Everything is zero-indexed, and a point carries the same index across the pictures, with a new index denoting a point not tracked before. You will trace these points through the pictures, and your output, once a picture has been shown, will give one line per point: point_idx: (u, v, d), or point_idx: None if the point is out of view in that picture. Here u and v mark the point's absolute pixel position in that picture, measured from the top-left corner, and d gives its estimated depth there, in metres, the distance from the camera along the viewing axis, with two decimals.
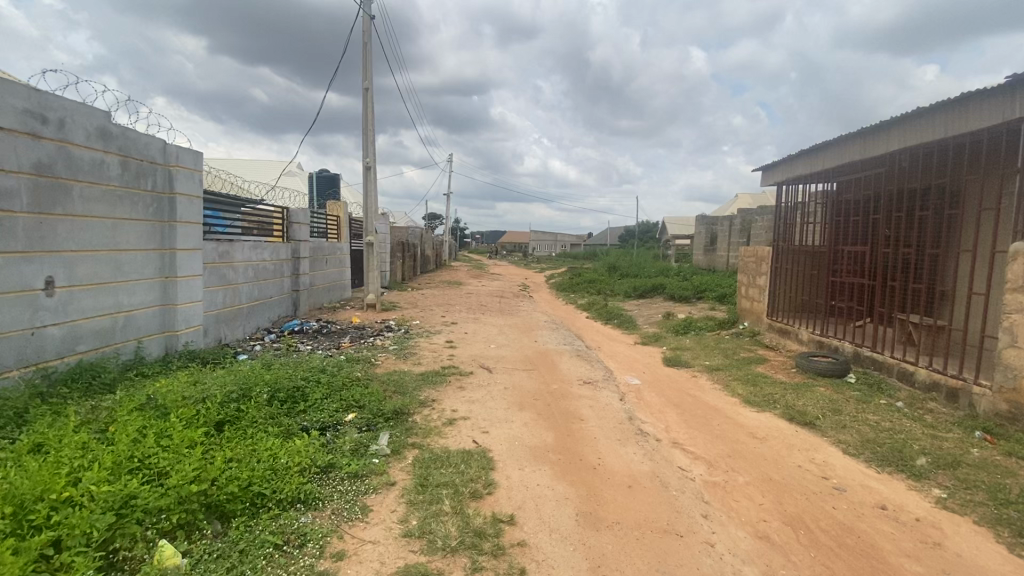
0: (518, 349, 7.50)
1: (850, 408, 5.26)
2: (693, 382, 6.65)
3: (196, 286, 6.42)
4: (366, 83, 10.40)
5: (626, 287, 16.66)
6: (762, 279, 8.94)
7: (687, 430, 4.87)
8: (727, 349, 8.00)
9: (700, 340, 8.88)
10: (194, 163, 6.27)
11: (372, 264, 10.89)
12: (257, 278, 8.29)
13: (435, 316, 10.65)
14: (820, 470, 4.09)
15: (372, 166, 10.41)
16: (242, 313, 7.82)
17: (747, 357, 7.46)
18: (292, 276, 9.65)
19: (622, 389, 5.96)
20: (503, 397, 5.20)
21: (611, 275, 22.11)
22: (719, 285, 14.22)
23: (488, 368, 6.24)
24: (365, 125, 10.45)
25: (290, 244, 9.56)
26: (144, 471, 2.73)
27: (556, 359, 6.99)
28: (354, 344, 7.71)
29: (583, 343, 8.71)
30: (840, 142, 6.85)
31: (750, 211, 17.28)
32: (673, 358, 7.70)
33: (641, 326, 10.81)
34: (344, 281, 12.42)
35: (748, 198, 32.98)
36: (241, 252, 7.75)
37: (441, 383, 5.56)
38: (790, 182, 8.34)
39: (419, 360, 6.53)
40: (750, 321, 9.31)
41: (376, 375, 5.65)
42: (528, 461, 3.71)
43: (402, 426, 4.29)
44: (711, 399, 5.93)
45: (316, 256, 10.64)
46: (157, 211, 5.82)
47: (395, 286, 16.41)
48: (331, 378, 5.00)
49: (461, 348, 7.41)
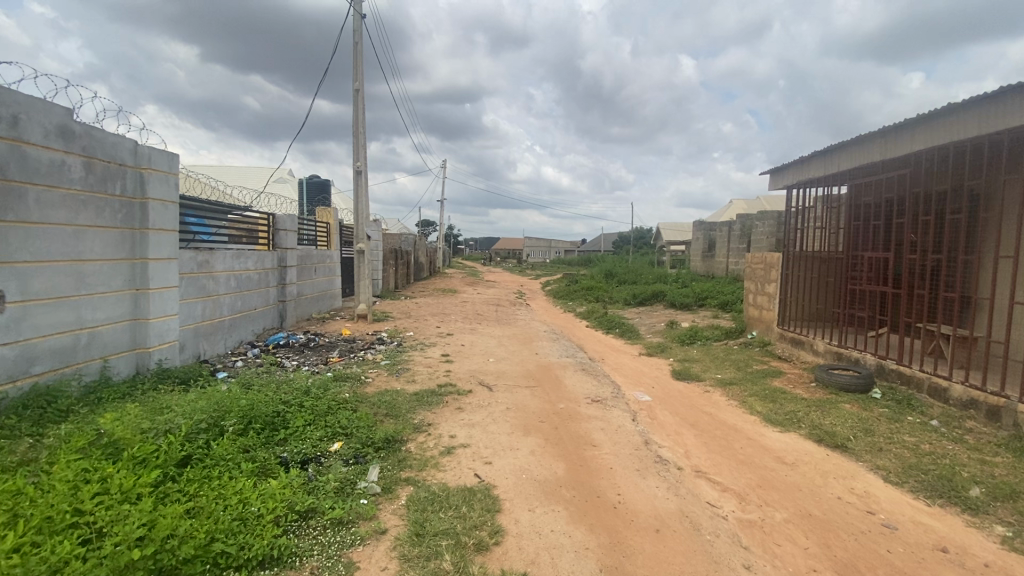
0: (518, 363, 7.03)
1: (883, 428, 4.85)
2: (707, 398, 6.21)
3: (171, 298, 5.92)
4: (357, 84, 9.96)
5: (625, 294, 16.26)
6: (771, 286, 8.55)
7: (709, 455, 4.43)
8: (738, 361, 7.58)
9: (708, 350, 8.46)
10: (170, 166, 5.80)
11: (363, 273, 10.39)
12: (240, 289, 7.79)
13: (430, 326, 10.16)
14: (864, 504, 3.66)
15: (362, 170, 9.96)
16: (223, 327, 7.31)
17: (761, 370, 7.04)
18: (278, 286, 9.16)
19: (633, 408, 5.51)
20: (505, 419, 4.74)
21: (608, 282, 21.72)
22: (722, 292, 13.85)
23: (488, 385, 5.78)
24: (355, 128, 9.99)
25: (276, 253, 9.06)
26: (80, 530, 2.24)
27: (560, 374, 6.54)
28: (343, 359, 7.21)
29: (586, 355, 8.25)
30: (856, 142, 6.51)
31: (749, 217, 16.98)
32: (683, 371, 7.27)
33: (645, 335, 10.38)
34: (334, 291, 11.91)
35: (743, 205, 32.79)
36: (223, 262, 7.25)
37: (437, 403, 5.08)
38: (800, 185, 7.98)
39: (413, 377, 6.05)
40: (759, 330, 8.91)
41: (365, 396, 5.15)
42: (538, 500, 3.25)
43: (394, 457, 3.82)
44: (729, 417, 5.50)
45: (303, 264, 10.14)
46: (127, 217, 5.34)
47: (387, 294, 15.92)
48: (315, 402, 4.52)
49: (458, 363, 6.93)
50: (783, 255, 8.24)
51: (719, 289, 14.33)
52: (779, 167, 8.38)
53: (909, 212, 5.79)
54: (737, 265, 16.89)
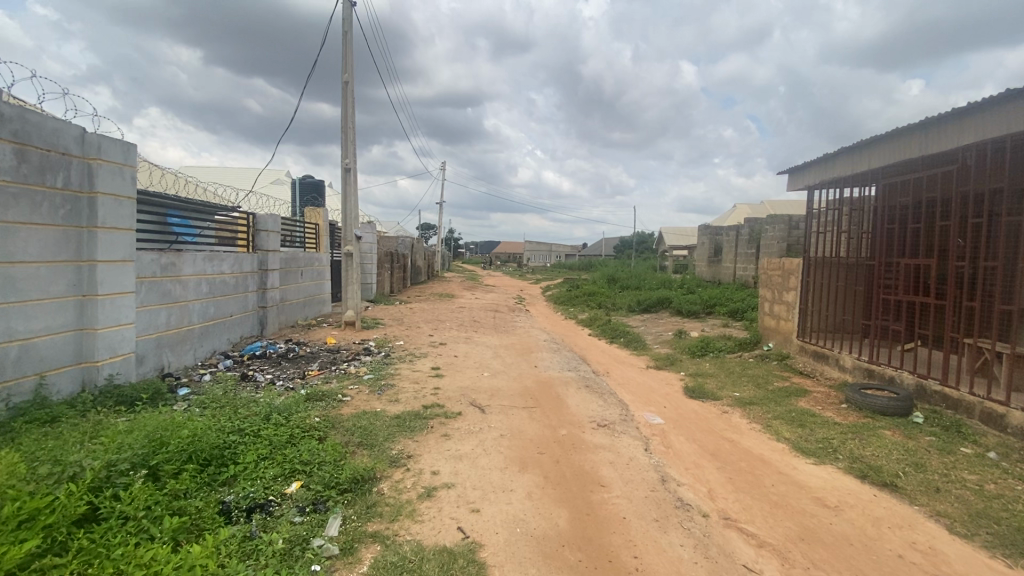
0: (515, 379, 6.36)
1: (936, 463, 4.20)
2: (726, 421, 5.55)
3: (128, 305, 5.29)
4: (345, 76, 9.34)
5: (629, 300, 15.59)
6: (790, 295, 7.90)
7: (737, 496, 3.77)
8: (756, 377, 6.92)
9: (722, 364, 7.80)
10: (125, 157, 5.18)
11: (351, 277, 9.75)
12: (213, 294, 7.15)
13: (422, 335, 9.50)
14: (932, 565, 3.01)
15: (351, 167, 9.34)
16: (192, 336, 6.67)
17: (783, 388, 6.38)
18: (259, 291, 8.52)
19: (645, 434, 4.84)
20: (498, 450, 4.08)
21: (611, 287, 21.07)
22: (731, 299, 13.21)
23: (480, 406, 5.12)
24: (343, 122, 9.37)
25: (256, 255, 8.42)
26: None
27: (561, 392, 5.88)
28: (322, 372, 6.56)
29: (590, 368, 7.59)
30: (890, 136, 5.89)
31: (758, 220, 16.32)
32: (696, 389, 6.60)
33: (652, 346, 9.71)
34: (322, 295, 11.28)
35: (747, 211, 32.16)
36: (192, 265, 6.61)
37: (420, 429, 4.41)
38: (824, 184, 7.33)
39: (396, 395, 5.38)
40: (777, 342, 8.24)
41: (339, 421, 4.50)
42: (536, 567, 2.61)
43: (362, 503, 3.17)
44: (753, 445, 4.83)
45: (288, 268, 9.50)
46: (71, 214, 4.71)
47: (381, 299, 15.27)
48: (277, 430, 3.86)
49: (449, 378, 6.27)
50: (804, 261, 7.61)
51: (728, 296, 13.68)
52: (799, 167, 7.75)
53: (955, 213, 5.14)
54: (745, 272, 16.23)
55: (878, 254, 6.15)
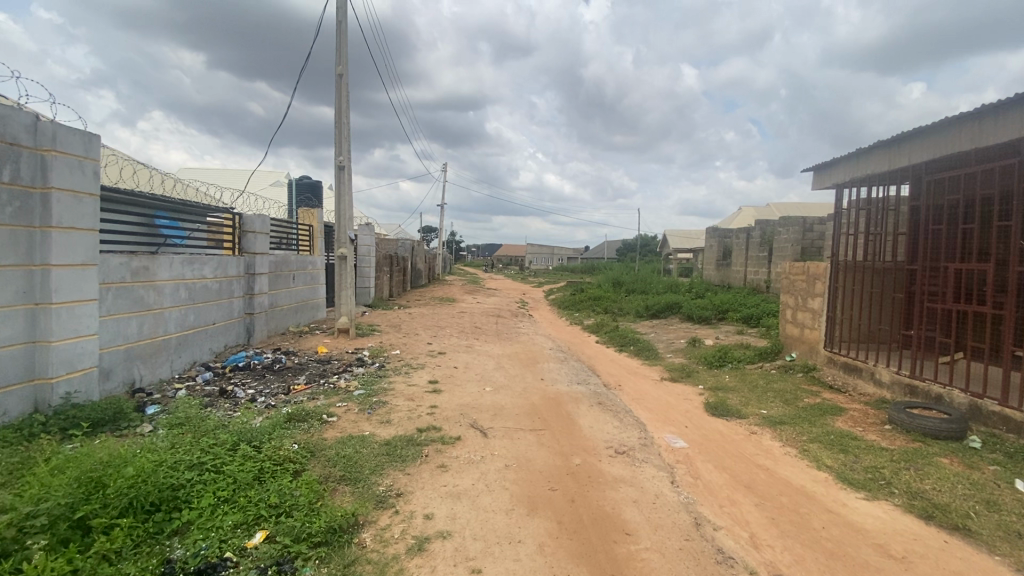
0: (519, 394, 5.79)
1: (1010, 501, 3.63)
2: (756, 444, 4.97)
3: (90, 314, 4.75)
4: (339, 68, 8.82)
5: (636, 305, 15.01)
6: (816, 301, 7.32)
7: (786, 544, 3.20)
8: (783, 392, 6.33)
9: (743, 376, 7.21)
10: (85, 149, 4.65)
11: (345, 281, 9.18)
12: (193, 301, 6.60)
13: (421, 343, 8.95)
14: None
15: (346, 165, 8.81)
16: (168, 347, 6.12)
17: (815, 406, 5.79)
18: (245, 297, 7.96)
19: (669, 462, 4.27)
20: (503, 486, 3.51)
21: (616, 291, 20.50)
22: (744, 304, 12.63)
23: (481, 428, 4.56)
24: (338, 116, 8.83)
25: (243, 258, 7.86)
26: None
27: (571, 410, 5.31)
28: (309, 387, 5.98)
29: (600, 380, 7.02)
30: (936, 128, 5.34)
31: (769, 223, 15.74)
32: (719, 405, 6.01)
33: (664, 355, 9.13)
34: (315, 300, 10.76)
35: (753, 211, 31.91)
36: (168, 268, 6.07)
37: (413, 458, 3.85)
38: (855, 182, 6.78)
39: (388, 416, 4.81)
40: (801, 353, 7.66)
41: (321, 448, 3.92)
42: None
43: (337, 562, 2.60)
44: (792, 475, 4.26)
45: (278, 271, 8.94)
46: (22, 212, 4.18)
47: (379, 304, 14.71)
48: (245, 464, 3.30)
49: (447, 393, 5.70)
50: (831, 265, 7.06)
51: (741, 301, 13.11)
52: (826, 164, 7.19)
53: (1014, 213, 4.58)
54: (756, 275, 15.66)
55: (920, 257, 5.57)
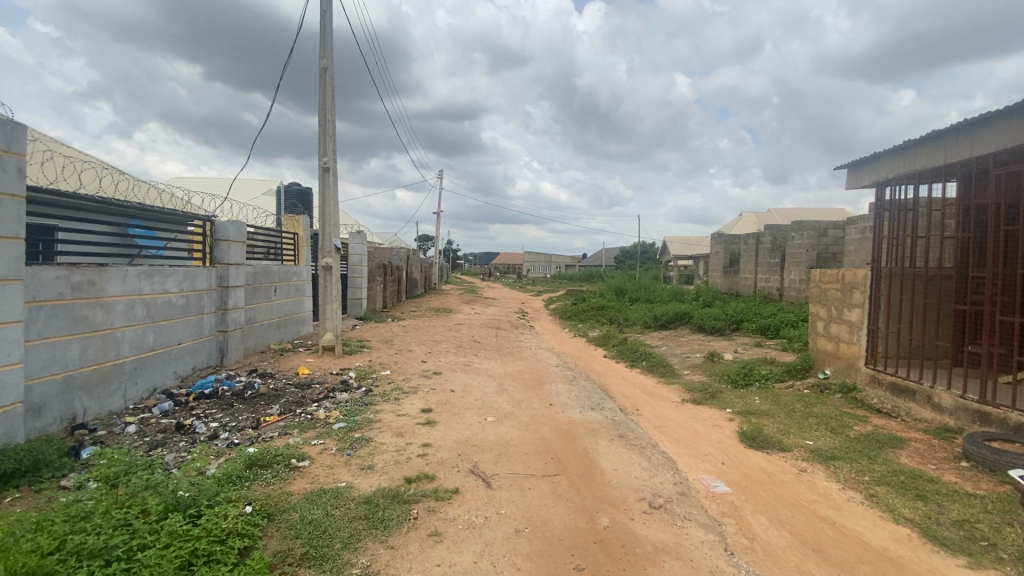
0: (526, 425, 4.99)
1: None
2: (811, 488, 4.17)
3: (11, 339, 3.94)
4: (323, 61, 8.07)
5: (643, 314, 14.24)
6: (855, 313, 6.56)
7: None
8: (826, 418, 5.55)
9: (776, 398, 6.43)
10: (6, 142, 3.87)
11: (331, 294, 8.32)
12: (152, 319, 5.78)
13: (414, 361, 8.13)
14: None
15: (331, 166, 8.05)
16: (120, 373, 5.29)
17: (869, 436, 5.00)
18: (218, 313, 7.14)
19: (715, 519, 3.47)
20: (515, 564, 2.71)
21: (620, 300, 19.75)
22: (760, 314, 11.87)
23: (483, 474, 3.76)
24: (322, 113, 8.07)
25: (215, 270, 7.04)
26: None
27: (589, 445, 4.51)
28: (282, 419, 5.15)
29: (615, 404, 6.22)
30: (1014, 112, 4.64)
31: (780, 227, 15.03)
32: (755, 435, 5.22)
33: (681, 372, 8.33)
34: (300, 314, 9.93)
35: (754, 217, 31.49)
36: (120, 282, 5.27)
37: (398, 523, 3.04)
38: (902, 178, 6.08)
39: (371, 459, 4.00)
40: (837, 370, 6.90)
41: (283, 511, 3.10)
42: None
43: None
44: (867, 533, 3.47)
45: (256, 284, 8.11)
46: None
47: (371, 316, 13.89)
48: (173, 544, 2.47)
49: (443, 425, 4.88)
50: (871, 272, 6.34)
51: (755, 310, 12.35)
52: (866, 160, 6.53)
53: None
54: (768, 282, 14.92)
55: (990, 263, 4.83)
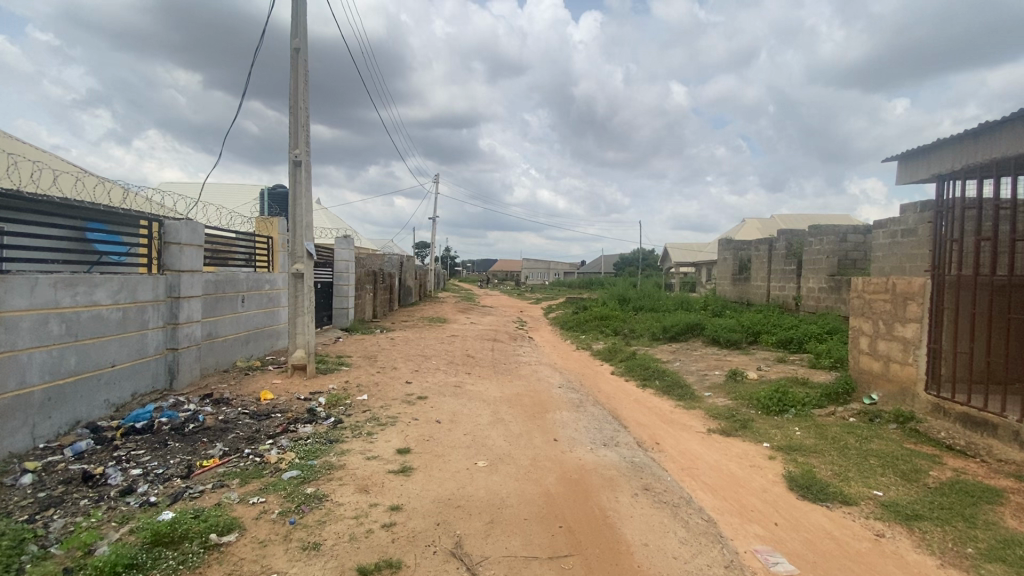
0: (526, 473, 3.99)
1: None
2: (900, 565, 3.17)
3: None
4: (295, 41, 7.13)
5: (650, 325, 13.26)
6: (910, 329, 5.60)
7: None
8: (890, 460, 4.56)
9: (820, 430, 5.45)
10: None
11: (302, 305, 7.27)
12: (74, 338, 4.77)
13: (397, 382, 7.11)
14: None
15: (303, 160, 7.10)
16: (26, 406, 4.27)
17: (953, 486, 4.02)
18: (167, 327, 6.12)
19: None
20: None
21: (623, 308, 18.74)
22: (780, 325, 10.89)
23: (468, 559, 2.76)
24: (293, 100, 7.12)
25: (163, 278, 6.03)
26: None
27: (606, 504, 3.51)
28: (223, 464, 4.13)
29: (630, 437, 5.23)
30: None
31: (795, 232, 14.08)
32: (808, 481, 4.23)
33: (702, 394, 7.30)
34: (272, 327, 8.89)
35: (758, 223, 30.62)
36: (26, 294, 4.26)
37: None
38: (972, 170, 5.20)
39: (319, 533, 3.00)
40: (886, 395, 5.92)
41: None
42: None
43: None
44: None
45: (215, 293, 7.08)
46: None
47: (358, 327, 12.87)
48: None
49: (422, 474, 3.89)
50: (934, 281, 5.39)
51: (774, 321, 11.36)
52: (928, 148, 5.72)
53: None
54: (783, 291, 13.95)
55: None
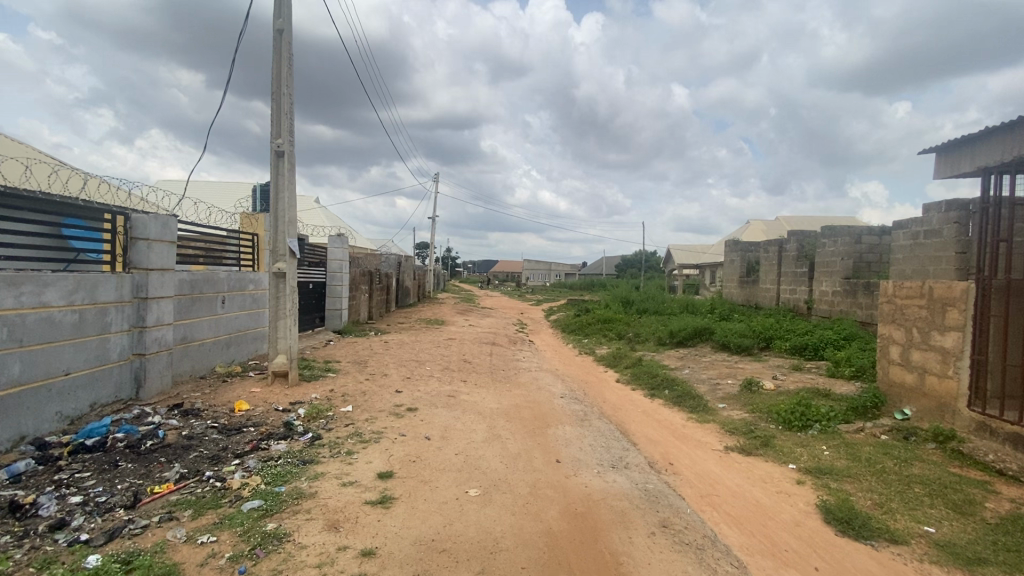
0: (523, 504, 3.46)
1: None
2: None
3: None
4: (278, 22, 6.62)
5: (656, 328, 12.72)
6: (950, 339, 5.06)
7: None
8: (938, 488, 4.02)
9: (852, 450, 4.90)
10: None
11: (284, 307, 6.73)
12: (17, 343, 4.24)
13: (386, 391, 6.58)
14: None
15: (286, 150, 6.57)
16: None
17: (1016, 522, 3.49)
18: (133, 331, 5.60)
19: None
20: None
21: (627, 311, 18.20)
22: (794, 330, 10.34)
23: None
24: (275, 86, 6.60)
25: (129, 277, 5.51)
26: None
27: (618, 546, 2.98)
28: (177, 491, 3.60)
29: (641, 457, 4.70)
30: None
31: (806, 234, 13.54)
32: (848, 514, 3.70)
33: (715, 405, 6.76)
34: (256, 329, 8.35)
35: (763, 225, 30.06)
36: None
37: None
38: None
39: None
40: (921, 411, 5.38)
41: None
42: None
43: None
44: None
45: (190, 293, 6.54)
46: None
47: (351, 329, 12.34)
48: None
49: (403, 506, 3.36)
50: (978, 286, 4.85)
51: (787, 325, 10.82)
52: (972, 138, 5.16)
53: None
54: (794, 294, 13.41)
55: None
